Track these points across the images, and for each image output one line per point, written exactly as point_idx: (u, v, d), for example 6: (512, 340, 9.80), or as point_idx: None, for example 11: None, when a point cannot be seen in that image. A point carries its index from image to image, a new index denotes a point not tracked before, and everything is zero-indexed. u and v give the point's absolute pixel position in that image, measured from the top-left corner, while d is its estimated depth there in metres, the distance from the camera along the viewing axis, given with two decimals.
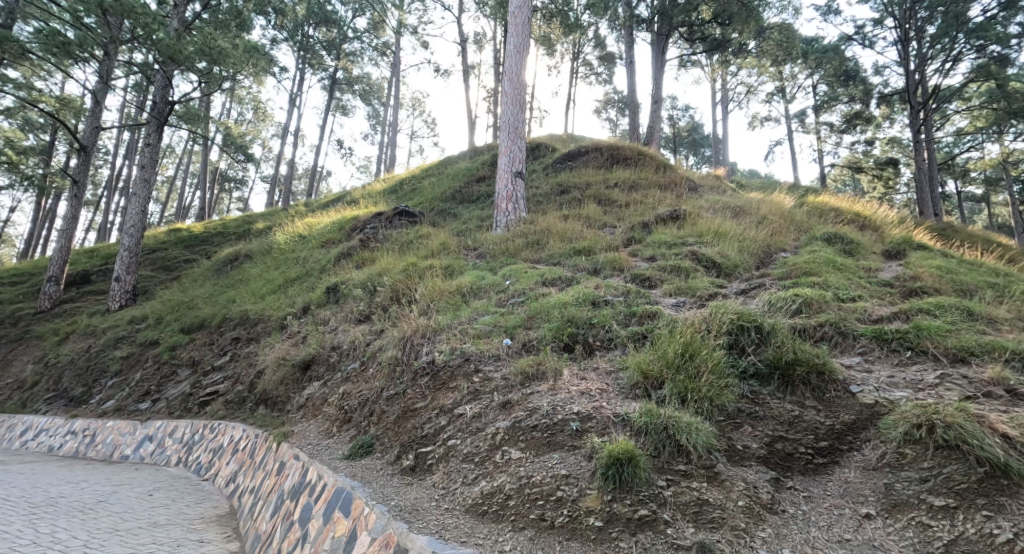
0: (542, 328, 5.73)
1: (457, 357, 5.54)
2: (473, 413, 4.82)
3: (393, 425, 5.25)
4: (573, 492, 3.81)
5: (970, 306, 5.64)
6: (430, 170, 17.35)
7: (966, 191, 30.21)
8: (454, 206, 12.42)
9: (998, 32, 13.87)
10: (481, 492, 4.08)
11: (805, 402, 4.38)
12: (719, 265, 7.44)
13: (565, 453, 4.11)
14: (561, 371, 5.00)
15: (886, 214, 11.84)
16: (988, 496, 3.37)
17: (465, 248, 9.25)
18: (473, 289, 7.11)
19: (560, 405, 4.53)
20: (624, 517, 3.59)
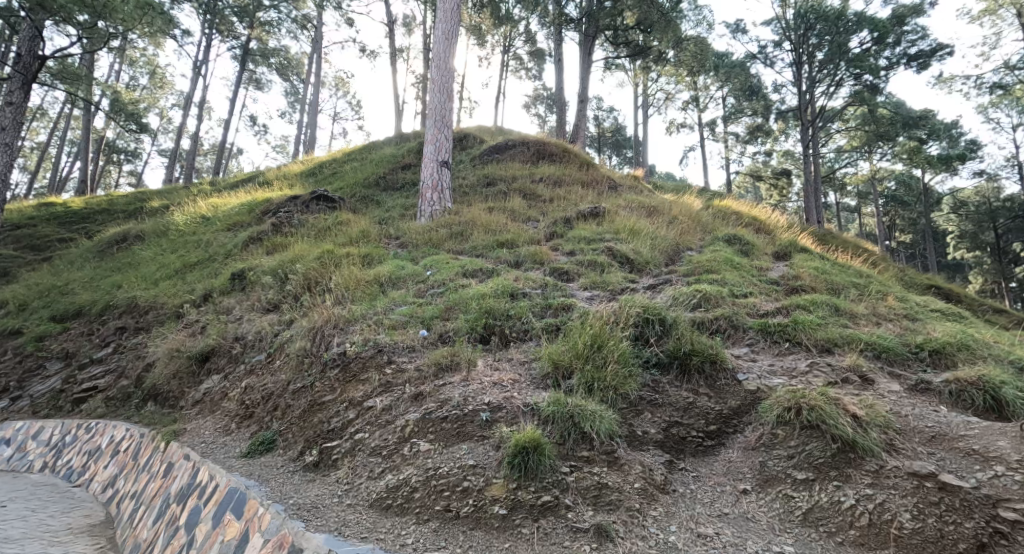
0: (459, 320, 5.76)
1: (370, 348, 5.45)
2: (383, 406, 4.76)
3: (298, 420, 5.08)
4: (479, 482, 3.90)
5: (838, 303, 6.32)
6: (350, 155, 16.80)
7: (842, 201, 33.58)
8: (377, 193, 12.13)
9: (873, 63, 15.48)
10: (387, 485, 4.06)
11: (699, 390, 4.72)
12: (632, 260, 7.80)
13: (474, 444, 4.19)
14: (475, 362, 5.08)
15: (777, 219, 12.95)
16: (839, 468, 3.83)
17: (386, 237, 9.09)
18: (391, 279, 7.02)
19: (471, 396, 4.60)
20: (528, 504, 3.73)
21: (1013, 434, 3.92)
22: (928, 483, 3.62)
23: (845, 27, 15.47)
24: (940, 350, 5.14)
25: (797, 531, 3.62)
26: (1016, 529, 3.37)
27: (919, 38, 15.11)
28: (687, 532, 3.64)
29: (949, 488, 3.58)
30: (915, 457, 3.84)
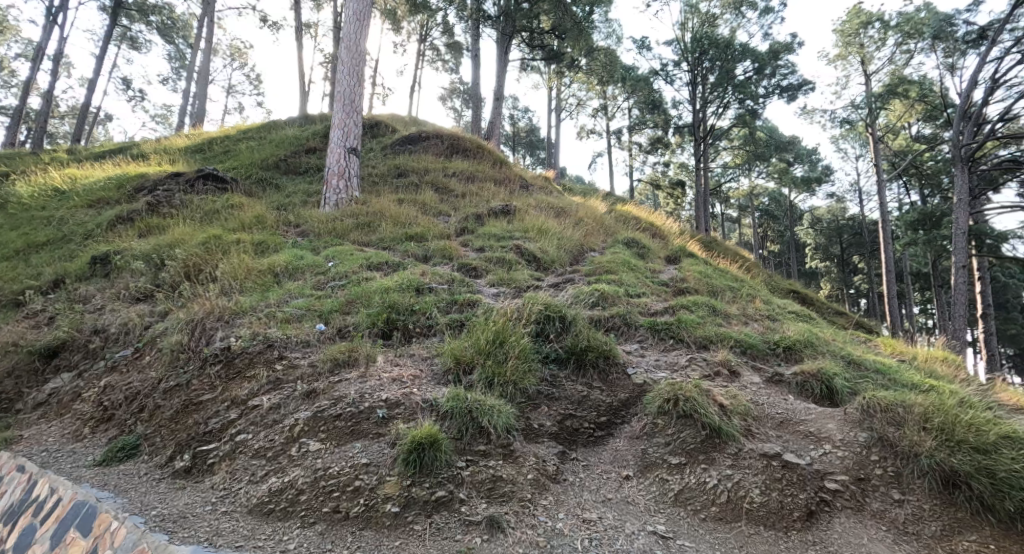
0: (359, 313, 5.62)
1: (258, 343, 5.12)
2: (270, 404, 4.51)
3: (169, 421, 4.66)
4: (371, 481, 3.86)
5: (716, 305, 6.96)
6: (245, 133, 15.76)
7: (727, 212, 36.60)
8: (275, 177, 11.54)
9: (753, 90, 17.10)
10: (270, 489, 3.91)
11: (593, 384, 4.96)
12: (538, 259, 8.02)
13: (368, 442, 4.12)
14: (375, 358, 4.97)
15: (672, 226, 13.90)
16: (706, 453, 4.25)
17: (283, 224, 8.67)
18: (287, 270, 6.74)
19: (368, 393, 4.51)
20: (421, 500, 3.77)
21: (840, 417, 4.57)
22: (774, 462, 4.13)
23: (733, 54, 16.93)
24: (792, 346, 5.83)
25: (668, 511, 3.97)
26: (836, 496, 3.97)
27: (790, 72, 16.91)
28: (574, 518, 3.85)
29: (790, 465, 4.11)
30: (767, 440, 4.35)
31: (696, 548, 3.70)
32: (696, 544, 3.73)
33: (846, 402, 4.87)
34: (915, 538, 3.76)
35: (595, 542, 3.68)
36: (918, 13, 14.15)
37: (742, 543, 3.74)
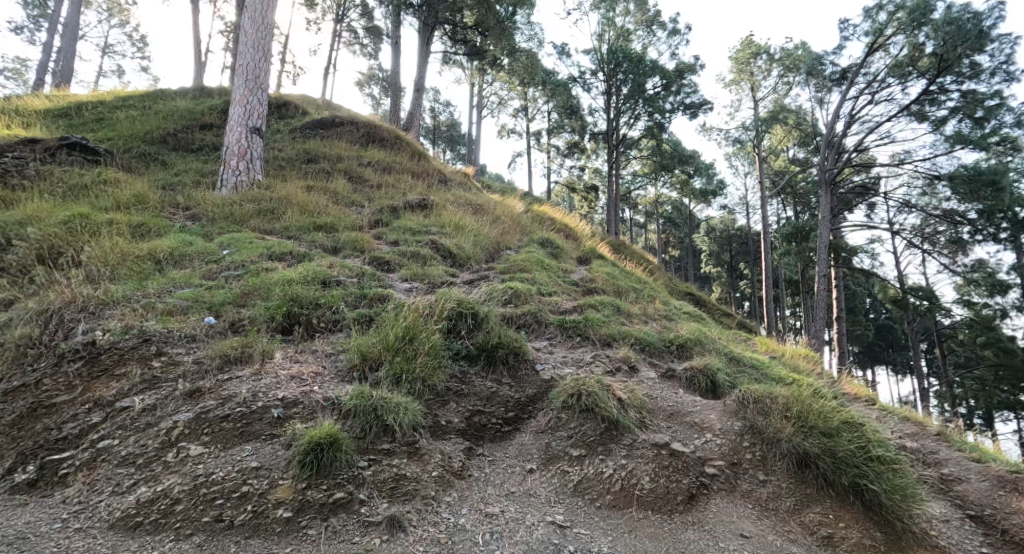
0: (256, 307, 5.16)
1: (132, 337, 4.49)
2: (144, 407, 4.01)
3: (9, 428, 3.86)
4: (262, 485, 3.65)
5: (619, 305, 7.41)
6: (126, 102, 14.25)
7: (634, 218, 38.45)
8: (163, 153, 10.60)
9: (661, 105, 18.18)
10: (139, 499, 3.53)
11: (502, 380, 5.05)
12: (454, 255, 7.99)
13: (260, 444, 3.87)
14: (271, 354, 4.63)
15: (585, 229, 14.49)
16: (604, 444, 4.51)
17: (170, 206, 7.94)
18: (171, 257, 6.04)
19: (263, 391, 4.22)
20: (317, 503, 3.64)
21: (720, 409, 5.11)
22: (664, 451, 4.48)
23: (644, 69, 17.83)
24: (684, 344, 6.57)
25: (567, 502, 4.15)
26: (713, 480, 4.41)
27: (693, 91, 18.10)
28: (477, 513, 3.91)
29: (677, 452, 4.50)
30: (658, 430, 4.75)
31: (591, 535, 3.90)
32: (591, 532, 3.93)
33: (725, 394, 5.52)
34: (773, 513, 4.26)
35: (495, 535, 3.77)
36: (797, 50, 15.75)
37: (632, 528, 4.00)
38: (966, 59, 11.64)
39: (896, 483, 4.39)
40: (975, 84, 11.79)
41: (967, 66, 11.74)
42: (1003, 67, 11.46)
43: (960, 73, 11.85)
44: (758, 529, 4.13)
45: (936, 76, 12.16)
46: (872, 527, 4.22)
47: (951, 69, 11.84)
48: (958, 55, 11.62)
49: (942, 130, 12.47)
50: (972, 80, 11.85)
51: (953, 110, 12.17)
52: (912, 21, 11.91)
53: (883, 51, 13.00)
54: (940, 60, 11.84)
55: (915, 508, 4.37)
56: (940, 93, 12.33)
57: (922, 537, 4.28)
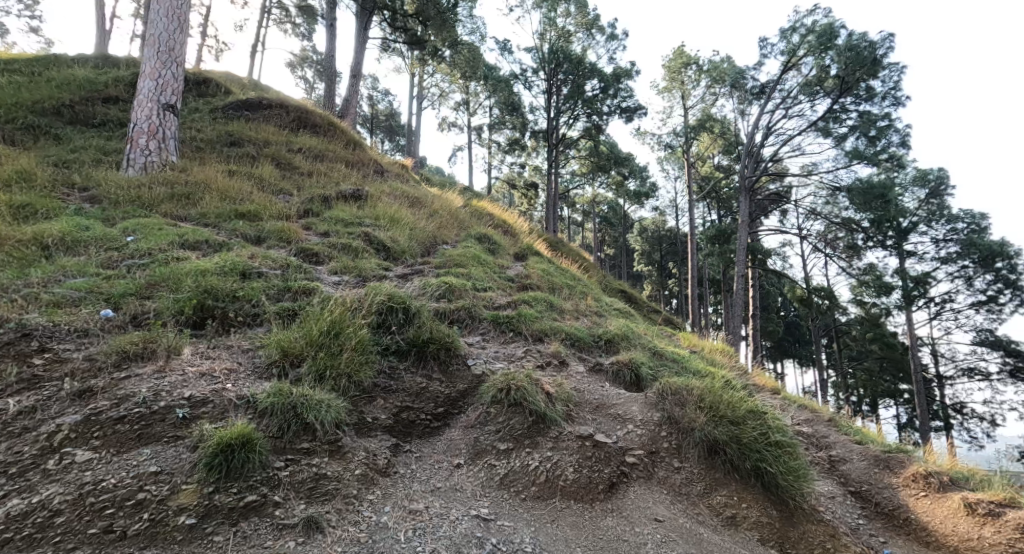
0: (163, 299, 4.84)
1: (10, 331, 4.09)
2: (22, 409, 3.66)
3: None
4: (162, 491, 3.44)
5: (552, 301, 7.53)
6: (14, 67, 12.88)
7: (572, 216, 39.15)
8: (59, 128, 9.71)
9: (598, 107, 18.70)
10: (10, 513, 3.20)
11: (432, 375, 4.99)
12: (388, 248, 7.81)
13: (160, 447, 3.63)
14: (179, 350, 4.36)
15: (523, 224, 14.62)
16: (532, 437, 4.61)
17: (65, 186, 7.28)
18: (63, 242, 5.56)
19: (167, 390, 3.96)
20: (225, 508, 3.46)
21: (642, 401, 5.32)
22: (587, 442, 4.65)
23: (584, 71, 18.22)
24: (612, 339, 6.79)
25: (492, 494, 4.18)
26: (633, 469, 4.59)
27: (629, 95, 18.64)
28: (400, 510, 3.85)
29: (600, 444, 4.66)
30: (583, 423, 4.90)
31: (515, 527, 3.94)
32: (514, 523, 3.97)
33: (649, 387, 5.76)
34: (686, 498, 4.49)
35: (418, 532, 3.72)
36: (723, 63, 16.53)
37: (553, 517, 4.09)
38: (863, 82, 12.65)
39: (790, 464, 4.74)
40: (870, 106, 12.84)
41: (864, 89, 12.75)
42: (893, 91, 12.53)
43: (858, 95, 12.86)
44: (672, 514, 4.32)
45: (839, 96, 13.14)
46: (773, 508, 4.52)
47: (851, 90, 12.82)
48: (857, 78, 12.61)
49: (843, 146, 13.48)
50: (867, 101, 12.87)
51: (852, 128, 13.17)
52: (818, 44, 12.79)
53: (796, 70, 13.89)
54: (842, 82, 12.79)
55: (806, 486, 4.74)
56: (842, 112, 13.30)
57: (813, 512, 4.65)
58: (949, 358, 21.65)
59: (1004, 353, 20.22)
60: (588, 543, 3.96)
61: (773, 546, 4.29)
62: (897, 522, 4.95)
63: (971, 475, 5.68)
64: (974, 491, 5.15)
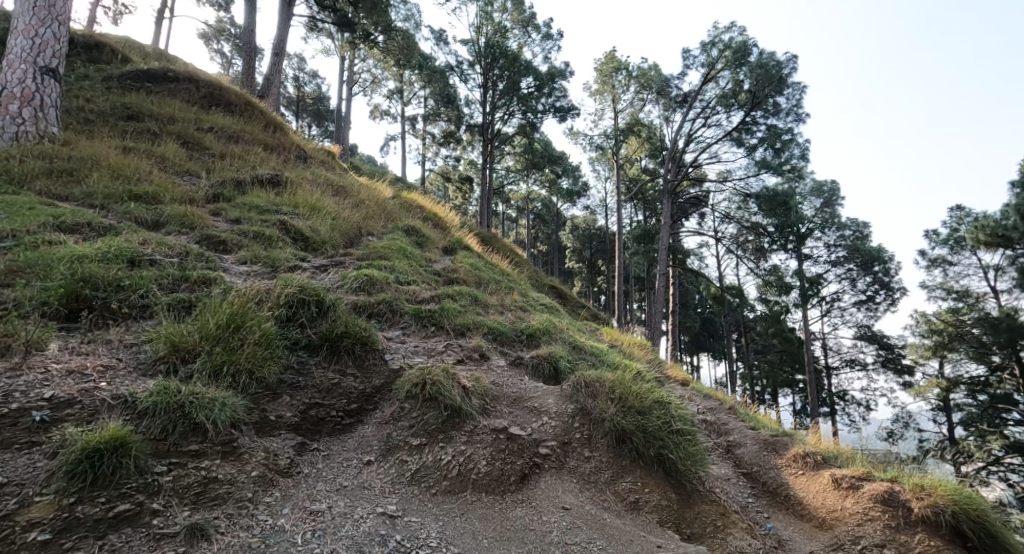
0: (29, 287, 4.37)
1: None
2: None
3: None
4: (9, 505, 3.11)
5: (477, 296, 7.51)
6: None
7: (506, 212, 39.32)
8: None
9: (533, 105, 18.93)
10: None
11: (346, 370, 4.82)
12: (307, 238, 7.43)
13: (12, 455, 3.29)
14: (44, 345, 3.96)
15: (454, 217, 14.48)
16: (446, 432, 4.58)
17: None
18: None
19: (24, 390, 3.58)
20: (92, 519, 3.19)
21: (558, 393, 5.42)
22: (501, 435, 4.69)
23: (519, 68, 18.32)
24: (534, 334, 6.87)
25: (402, 491, 4.13)
26: (543, 462, 4.66)
27: (563, 95, 18.90)
28: (300, 511, 3.70)
29: (513, 436, 4.71)
30: (498, 417, 4.92)
31: (422, 523, 3.92)
32: (422, 519, 3.95)
33: (565, 380, 5.88)
34: (592, 487, 4.62)
35: (318, 533, 3.59)
36: (650, 70, 17.11)
37: (463, 512, 4.10)
38: (771, 98, 13.53)
39: (689, 450, 5.00)
40: (776, 120, 13.74)
41: (771, 104, 13.64)
42: (796, 108, 13.45)
43: (766, 110, 13.75)
44: (578, 502, 4.44)
45: (750, 110, 13.96)
46: (673, 493, 4.74)
47: (761, 105, 13.69)
48: (766, 94, 13.47)
49: (753, 156, 14.35)
50: (774, 116, 13.77)
51: (761, 140, 14.03)
52: (734, 59, 13.53)
53: (714, 82, 14.61)
54: (753, 97, 13.60)
55: (703, 470, 5.01)
56: (753, 125, 14.14)
57: (708, 493, 4.91)
58: (835, 350, 23.69)
59: (878, 346, 22.35)
60: (495, 534, 4.02)
61: (669, 528, 4.52)
62: (779, 498, 5.36)
63: (840, 454, 6.20)
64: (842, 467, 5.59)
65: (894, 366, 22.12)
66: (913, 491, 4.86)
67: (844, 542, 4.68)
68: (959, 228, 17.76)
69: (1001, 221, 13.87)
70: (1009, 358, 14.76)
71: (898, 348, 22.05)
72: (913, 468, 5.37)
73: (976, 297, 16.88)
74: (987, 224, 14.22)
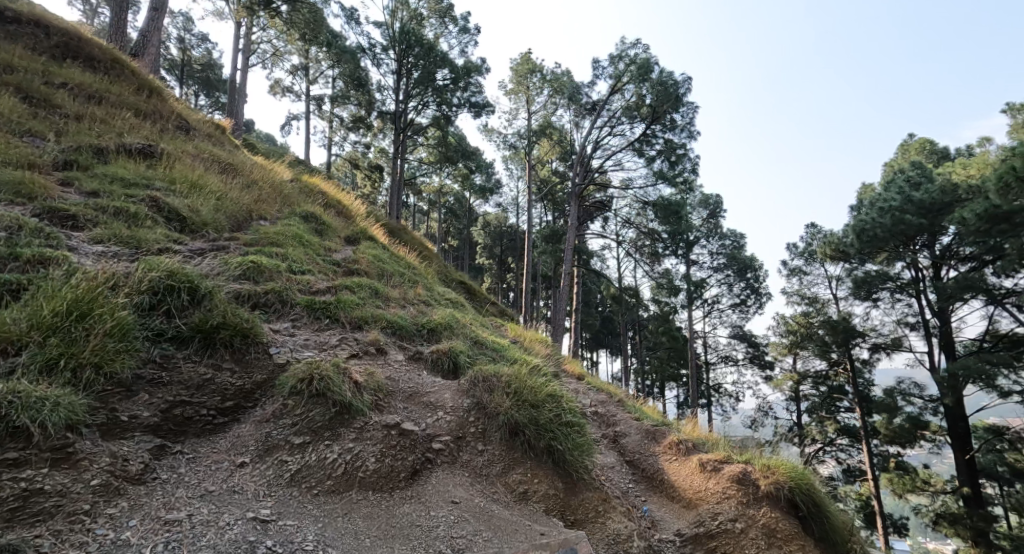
0: None
1: None
2: None
3: None
4: None
5: (377, 288, 7.22)
6: None
7: (416, 204, 38.53)
8: None
9: (448, 98, 18.62)
10: None
11: (222, 365, 4.38)
12: (183, 218, 6.74)
13: None
14: None
15: (359, 205, 13.90)
16: (332, 429, 4.32)
17: None
18: None
19: None
20: None
21: (455, 388, 5.32)
22: (393, 431, 4.51)
23: (434, 58, 17.90)
24: (434, 328, 6.71)
25: (278, 493, 3.86)
26: (436, 457, 4.56)
27: (478, 91, 18.76)
28: (151, 522, 3.37)
29: (405, 432, 4.54)
30: (391, 413, 4.73)
31: (298, 526, 3.69)
32: (298, 522, 3.71)
33: (464, 375, 5.79)
34: (482, 480, 4.60)
35: (170, 546, 3.29)
36: (563, 75, 17.42)
37: (346, 511, 3.92)
38: (669, 114, 14.28)
39: (578, 440, 5.11)
40: (672, 135, 14.53)
41: (668, 120, 14.41)
42: (689, 126, 14.30)
43: (664, 125, 14.50)
44: (468, 495, 4.39)
45: (650, 123, 14.62)
46: (561, 482, 4.82)
47: (660, 120, 14.41)
48: (664, 110, 14.19)
49: (651, 167, 15.08)
50: (671, 131, 14.53)
51: (659, 152, 14.76)
52: (638, 75, 14.10)
53: (620, 94, 15.16)
54: (653, 111, 14.24)
55: (590, 460, 5.14)
56: (652, 137, 14.83)
57: (593, 481, 5.04)
58: (713, 347, 25.62)
59: (748, 344, 24.46)
60: (378, 532, 3.87)
61: (554, 515, 4.60)
62: (655, 482, 5.66)
63: (709, 440, 6.64)
64: (710, 453, 6.00)
65: (759, 362, 24.34)
66: (762, 470, 5.31)
67: (705, 519, 5.05)
68: (812, 243, 19.84)
69: (843, 238, 15.68)
70: (843, 355, 16.83)
71: (763, 346, 24.29)
72: (766, 451, 5.87)
73: (823, 303, 18.99)
74: (832, 240, 16.00)
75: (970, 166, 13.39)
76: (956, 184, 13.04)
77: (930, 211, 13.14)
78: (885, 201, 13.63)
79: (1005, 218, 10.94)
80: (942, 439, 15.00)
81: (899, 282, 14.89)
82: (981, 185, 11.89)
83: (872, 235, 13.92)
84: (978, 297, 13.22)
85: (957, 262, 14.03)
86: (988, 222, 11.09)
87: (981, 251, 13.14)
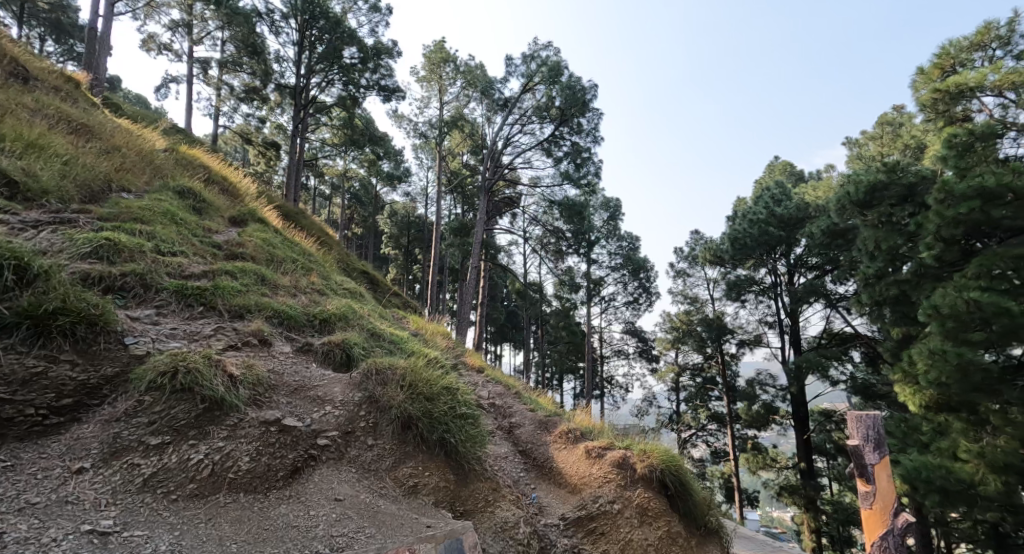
0: None
1: None
2: None
3: None
4: None
5: (264, 274, 6.64)
6: None
7: (317, 187, 36.50)
8: None
9: (356, 78, 17.71)
10: None
11: (60, 356, 3.77)
12: (15, 182, 5.77)
13: None
14: None
15: (248, 183, 12.83)
16: (199, 427, 3.87)
17: None
18: None
19: None
20: None
21: (346, 381, 4.98)
22: (272, 428, 4.11)
23: (342, 34, 16.94)
24: (328, 319, 6.29)
25: (126, 501, 3.40)
26: (322, 453, 4.26)
27: (389, 74, 18.04)
28: None
29: (287, 428, 4.17)
30: (272, 408, 4.33)
31: (148, 535, 3.28)
32: (148, 532, 3.30)
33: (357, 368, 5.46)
34: (369, 475, 4.35)
35: None
36: (477, 69, 17.21)
37: (210, 516, 3.53)
38: (576, 117, 14.58)
39: (471, 432, 4.98)
40: (578, 139, 14.83)
41: (576, 123, 14.69)
42: (594, 131, 14.68)
43: (572, 128, 14.77)
44: (354, 491, 4.13)
45: (558, 125, 14.82)
46: (452, 474, 4.68)
47: (568, 122, 14.65)
48: (572, 114, 14.48)
49: (558, 167, 15.30)
50: (577, 134, 14.83)
51: (566, 154, 15.01)
52: (549, 76, 14.28)
53: (531, 94, 15.21)
54: (562, 114, 14.46)
55: (482, 451, 5.04)
56: (561, 139, 15.06)
57: (484, 471, 4.95)
58: (607, 341, 26.72)
59: (638, 339, 25.77)
60: (248, 536, 3.52)
61: (444, 508, 4.46)
62: (545, 470, 5.70)
63: (598, 428, 6.81)
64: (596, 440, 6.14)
65: (647, 356, 25.76)
66: (638, 454, 5.53)
67: (587, 503, 5.14)
68: (695, 249, 21.27)
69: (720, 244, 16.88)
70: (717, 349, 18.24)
71: (652, 342, 25.73)
72: (648, 437, 6.11)
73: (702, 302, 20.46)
74: (710, 246, 17.17)
75: (818, 190, 15.17)
76: (807, 203, 14.80)
77: (787, 225, 14.76)
78: (753, 214, 14.97)
79: (841, 235, 12.55)
80: (788, 422, 16.82)
81: (761, 286, 16.34)
82: (825, 207, 13.56)
83: (743, 244, 15.15)
84: (817, 301, 14.78)
85: (804, 270, 15.52)
86: (828, 237, 12.72)
87: (823, 262, 14.75)
